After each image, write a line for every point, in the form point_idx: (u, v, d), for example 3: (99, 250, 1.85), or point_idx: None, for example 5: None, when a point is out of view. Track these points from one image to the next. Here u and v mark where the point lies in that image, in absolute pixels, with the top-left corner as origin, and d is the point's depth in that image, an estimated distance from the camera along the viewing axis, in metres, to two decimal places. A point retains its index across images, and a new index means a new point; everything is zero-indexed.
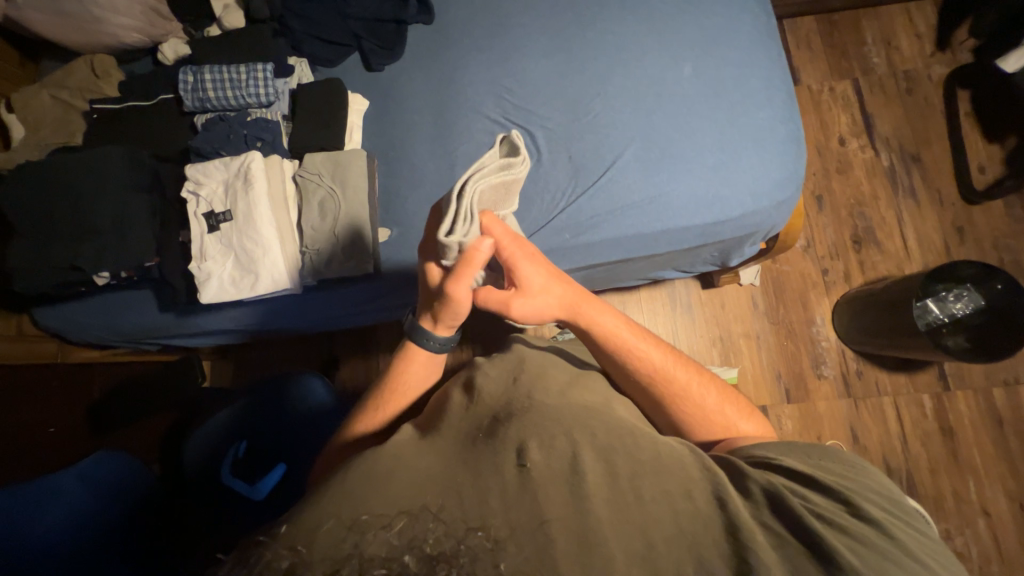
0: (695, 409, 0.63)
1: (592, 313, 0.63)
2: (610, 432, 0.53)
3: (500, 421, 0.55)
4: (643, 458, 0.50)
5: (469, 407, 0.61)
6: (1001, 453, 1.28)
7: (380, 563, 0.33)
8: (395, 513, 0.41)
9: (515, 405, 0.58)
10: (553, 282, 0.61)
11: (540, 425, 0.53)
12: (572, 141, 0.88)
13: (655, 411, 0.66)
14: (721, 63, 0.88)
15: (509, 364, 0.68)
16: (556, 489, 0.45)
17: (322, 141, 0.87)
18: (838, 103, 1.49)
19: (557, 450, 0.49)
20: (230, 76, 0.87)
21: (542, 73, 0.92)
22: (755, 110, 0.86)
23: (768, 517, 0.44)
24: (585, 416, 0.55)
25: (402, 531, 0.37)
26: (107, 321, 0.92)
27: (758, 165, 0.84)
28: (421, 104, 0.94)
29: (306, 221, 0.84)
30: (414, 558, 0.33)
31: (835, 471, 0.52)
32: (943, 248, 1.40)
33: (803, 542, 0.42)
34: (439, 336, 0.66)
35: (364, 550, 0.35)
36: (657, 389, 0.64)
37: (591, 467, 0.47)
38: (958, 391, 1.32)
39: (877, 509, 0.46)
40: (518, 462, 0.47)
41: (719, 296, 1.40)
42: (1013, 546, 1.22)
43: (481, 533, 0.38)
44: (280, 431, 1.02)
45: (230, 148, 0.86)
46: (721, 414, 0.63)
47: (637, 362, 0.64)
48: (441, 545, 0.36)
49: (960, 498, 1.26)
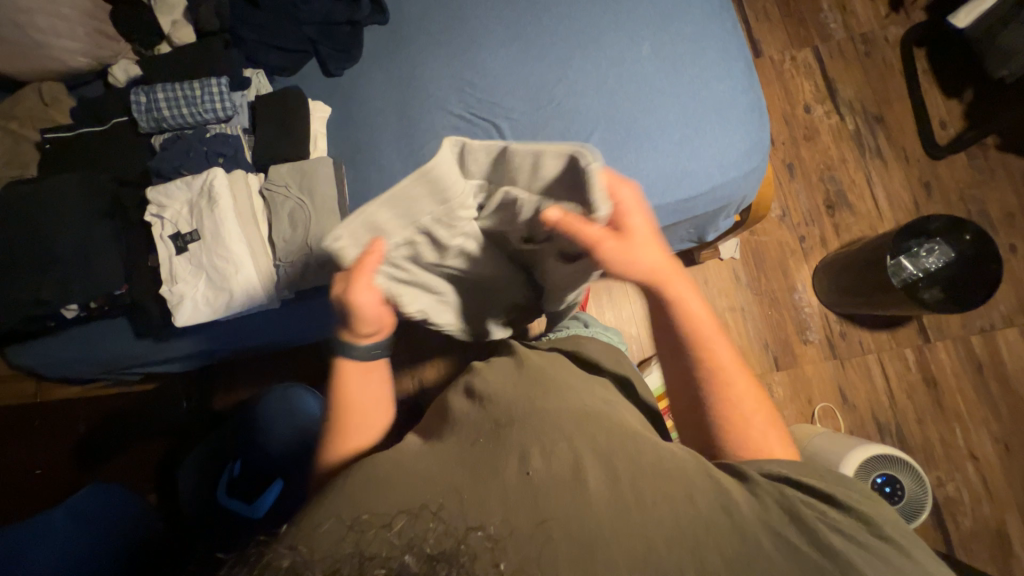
0: (734, 411, 0.58)
1: (678, 279, 0.58)
2: (613, 435, 0.52)
3: (500, 426, 0.54)
4: (645, 461, 0.49)
5: (471, 410, 0.58)
6: (984, 398, 1.32)
7: (379, 562, 0.36)
8: (395, 513, 0.43)
9: (516, 408, 0.55)
10: (653, 246, 0.57)
11: (541, 429, 0.51)
12: (538, 130, 0.88)
13: (684, 402, 0.61)
14: (678, 39, 0.89)
15: (507, 364, 0.67)
16: (557, 494, 0.45)
17: (286, 150, 0.86)
18: (800, 72, 1.51)
19: (559, 453, 0.48)
20: (184, 93, 0.85)
21: (502, 63, 0.91)
22: (715, 83, 0.87)
23: (779, 523, 0.45)
24: (588, 419, 0.54)
25: (403, 532, 0.40)
26: (82, 355, 0.90)
27: (723, 137, 0.85)
28: (385, 105, 0.92)
29: (276, 232, 0.82)
30: (414, 557, 0.36)
31: (833, 475, 0.52)
32: (913, 205, 1.43)
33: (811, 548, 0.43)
34: (363, 344, 0.64)
35: (364, 548, 0.38)
36: (710, 386, 0.58)
37: (593, 474, 0.47)
38: (938, 343, 1.35)
39: (881, 518, 0.47)
40: (522, 467, 0.47)
41: (702, 272, 1.41)
42: (1001, 485, 1.27)
43: (480, 532, 0.41)
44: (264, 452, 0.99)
45: (192, 166, 0.84)
46: (757, 427, 0.57)
47: (704, 351, 0.58)
48: (442, 544, 0.38)
49: (948, 445, 1.30)
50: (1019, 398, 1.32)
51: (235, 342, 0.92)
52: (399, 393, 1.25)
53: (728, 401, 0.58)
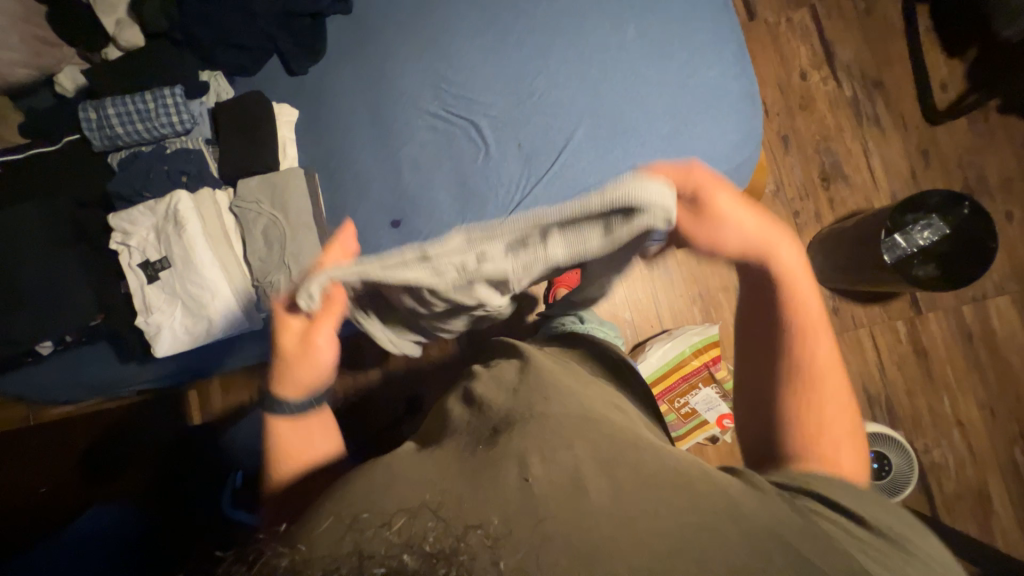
0: (820, 417, 0.53)
1: (795, 263, 0.56)
2: (612, 442, 0.48)
3: (498, 434, 0.51)
4: (647, 468, 0.45)
5: (471, 419, 0.57)
6: (973, 366, 1.34)
7: (378, 561, 0.32)
8: (394, 511, 0.40)
9: (516, 414, 0.54)
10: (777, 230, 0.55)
11: (541, 436, 0.48)
12: (519, 128, 0.83)
13: (762, 397, 0.57)
14: (665, 20, 0.83)
15: (509, 371, 0.65)
16: (559, 504, 0.41)
17: (253, 163, 0.82)
18: (797, 35, 1.43)
19: (561, 460, 0.45)
20: (137, 107, 0.80)
21: (478, 54, 0.85)
22: (704, 70, 0.81)
23: (788, 524, 0.42)
24: (587, 425, 0.51)
25: (402, 530, 0.37)
26: (64, 382, 0.88)
27: (713, 129, 0.81)
28: (356, 105, 0.87)
29: (254, 253, 0.80)
30: (414, 557, 0.32)
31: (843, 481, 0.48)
32: (910, 174, 1.39)
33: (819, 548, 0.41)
34: (288, 395, 0.62)
35: (362, 546, 0.35)
36: (793, 375, 0.55)
37: (593, 481, 0.43)
38: (930, 314, 1.36)
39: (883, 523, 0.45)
40: (521, 475, 0.43)
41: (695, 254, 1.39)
42: (986, 449, 1.31)
43: (481, 530, 0.37)
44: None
45: (154, 187, 0.80)
46: (839, 450, 0.51)
47: (799, 342, 0.55)
48: (441, 542, 0.35)
49: (936, 413, 1.33)
50: (1007, 364, 1.34)
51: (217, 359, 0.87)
52: (390, 394, 1.21)
53: (814, 405, 0.54)
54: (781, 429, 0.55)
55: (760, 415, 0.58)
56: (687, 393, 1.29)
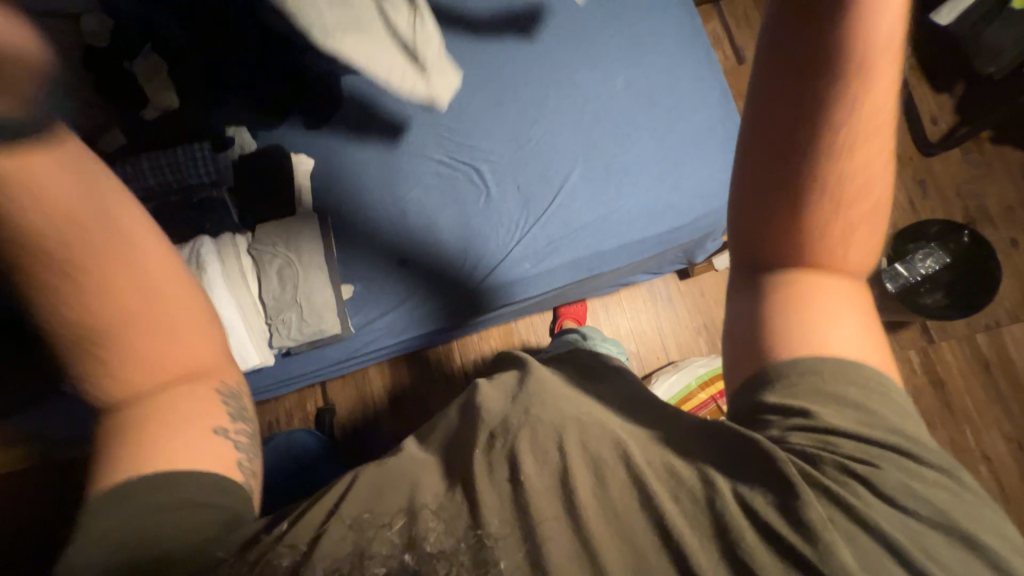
0: (842, 246, 0.43)
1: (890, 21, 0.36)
2: (607, 435, 0.44)
3: (496, 435, 0.46)
4: (652, 467, 0.41)
5: (463, 420, 0.52)
6: (992, 396, 1.30)
7: (380, 561, 0.39)
8: (394, 510, 0.42)
9: (507, 412, 0.48)
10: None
11: (536, 434, 0.44)
12: (519, 171, 0.89)
13: (782, 225, 0.42)
14: (652, 71, 0.89)
15: (509, 383, 0.56)
16: (548, 507, 0.40)
17: (273, 210, 0.91)
18: None
19: (549, 457, 0.43)
20: (169, 160, 0.89)
21: (479, 106, 0.92)
22: (691, 115, 0.87)
23: (757, 502, 0.37)
24: (590, 422, 0.45)
25: (403, 529, 0.41)
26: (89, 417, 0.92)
27: (703, 168, 0.85)
28: (367, 154, 0.93)
29: (266, 292, 0.86)
30: (413, 557, 0.39)
31: (851, 382, 0.40)
32: (908, 203, 1.41)
33: (794, 532, 0.36)
34: None
35: (368, 547, 0.40)
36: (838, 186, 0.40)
37: (580, 480, 0.41)
38: (943, 342, 1.33)
39: (905, 486, 0.37)
40: (510, 476, 0.42)
41: (698, 284, 1.40)
42: (1017, 485, 1.24)
43: (478, 532, 0.40)
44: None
45: (180, 234, 0.87)
46: (857, 266, 0.44)
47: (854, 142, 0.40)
48: (442, 542, 0.40)
49: (959, 446, 1.28)
50: None
51: None
52: (396, 430, 1.21)
53: (839, 229, 0.42)
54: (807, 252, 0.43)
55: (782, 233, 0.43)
56: None
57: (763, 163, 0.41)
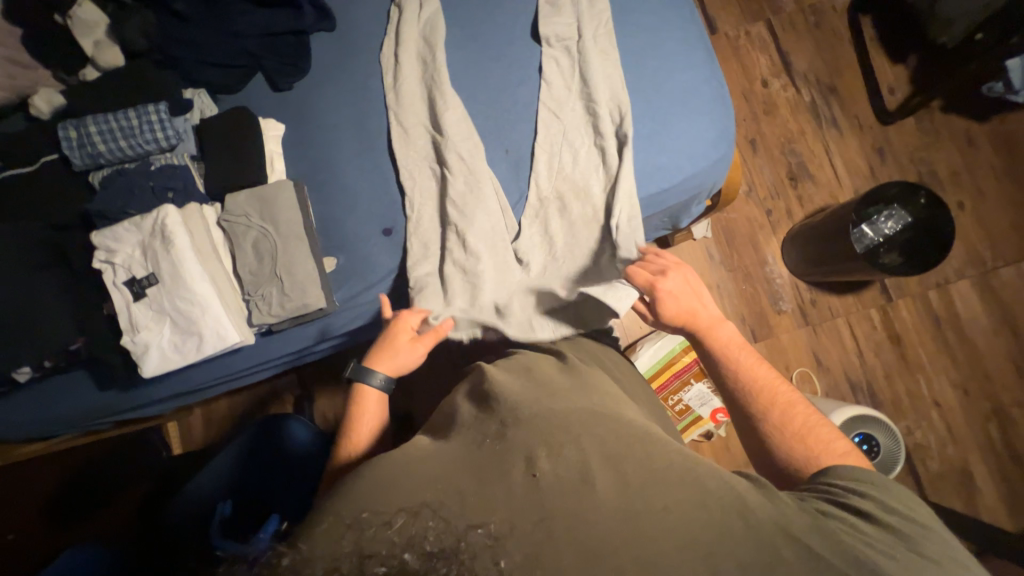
0: (807, 444, 0.60)
1: (726, 333, 0.70)
2: (621, 438, 0.50)
3: (501, 429, 0.51)
4: (658, 468, 0.47)
5: (480, 412, 0.55)
6: (943, 348, 1.41)
7: (379, 560, 0.35)
8: (394, 510, 0.41)
9: (522, 403, 0.54)
10: (682, 288, 0.72)
11: (546, 429, 0.49)
12: (504, 133, 0.87)
13: (758, 449, 0.64)
14: (634, 30, 0.88)
15: (509, 370, 0.65)
16: (566, 500, 0.43)
17: (238, 176, 0.83)
18: (755, 46, 1.53)
19: (568, 457, 0.46)
20: (121, 124, 0.80)
21: (459, 66, 0.89)
22: (677, 73, 0.86)
23: (798, 528, 0.45)
24: (596, 417, 0.52)
25: (403, 528, 0.39)
26: (38, 417, 0.85)
27: (689, 129, 0.85)
28: (343, 119, 0.89)
29: (243, 266, 0.81)
30: (414, 555, 0.36)
31: (862, 475, 0.54)
32: (868, 170, 1.49)
33: (836, 553, 0.43)
34: None
35: (364, 546, 0.37)
36: (766, 419, 0.63)
37: (601, 475, 0.45)
38: (900, 301, 1.42)
39: (891, 513, 0.49)
40: (529, 471, 0.45)
41: (676, 254, 1.44)
42: (964, 428, 1.36)
43: (481, 530, 0.40)
44: (278, 462, 1.00)
45: (139, 204, 0.80)
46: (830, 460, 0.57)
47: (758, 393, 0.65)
48: (443, 541, 0.38)
49: (914, 395, 1.38)
50: (974, 345, 1.41)
51: (202, 380, 0.87)
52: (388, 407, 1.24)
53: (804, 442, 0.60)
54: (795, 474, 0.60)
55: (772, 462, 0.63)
56: (680, 390, 1.30)
57: (730, 412, 0.68)
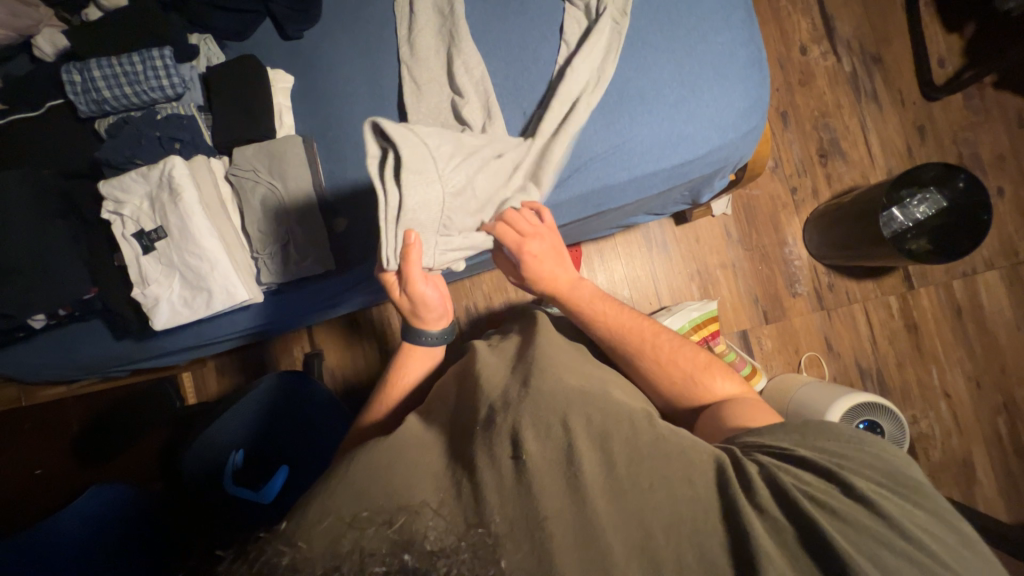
0: (677, 368, 0.68)
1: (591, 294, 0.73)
2: (609, 413, 0.50)
3: (499, 408, 0.51)
4: (644, 445, 0.47)
5: (482, 388, 0.55)
6: (961, 339, 1.37)
7: (379, 559, 0.34)
8: (394, 509, 0.41)
9: (525, 381, 0.54)
10: (551, 256, 0.72)
11: (539, 405, 0.49)
12: (523, 94, 0.82)
13: (637, 378, 0.70)
14: None
15: (509, 353, 0.65)
16: (550, 486, 0.43)
17: (246, 130, 0.80)
18: (798, 8, 1.41)
19: (557, 436, 0.47)
20: (125, 69, 0.77)
21: (478, 18, 0.84)
22: (713, 35, 0.80)
23: (759, 496, 0.45)
24: (589, 400, 0.51)
25: (402, 528, 0.38)
26: (56, 360, 0.87)
27: (719, 96, 0.79)
28: (354, 74, 0.85)
29: (252, 223, 0.80)
30: (414, 555, 0.34)
31: (802, 429, 0.53)
32: (905, 150, 1.40)
33: (793, 527, 0.44)
34: None
35: (364, 545, 0.36)
36: (642, 351, 0.69)
37: (586, 453, 0.46)
38: (921, 289, 1.38)
39: (860, 479, 0.47)
40: (513, 452, 0.45)
41: (693, 231, 1.39)
42: (972, 419, 1.35)
43: (482, 529, 0.40)
44: (289, 421, 1.02)
45: (147, 155, 0.79)
46: (694, 373, 0.68)
47: (626, 334, 0.70)
48: (442, 541, 0.37)
49: (924, 385, 1.36)
50: (994, 339, 1.37)
51: (212, 336, 0.89)
52: None
53: (669, 363, 0.68)
54: (672, 392, 0.68)
55: (651, 388, 0.69)
56: None
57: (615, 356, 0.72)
